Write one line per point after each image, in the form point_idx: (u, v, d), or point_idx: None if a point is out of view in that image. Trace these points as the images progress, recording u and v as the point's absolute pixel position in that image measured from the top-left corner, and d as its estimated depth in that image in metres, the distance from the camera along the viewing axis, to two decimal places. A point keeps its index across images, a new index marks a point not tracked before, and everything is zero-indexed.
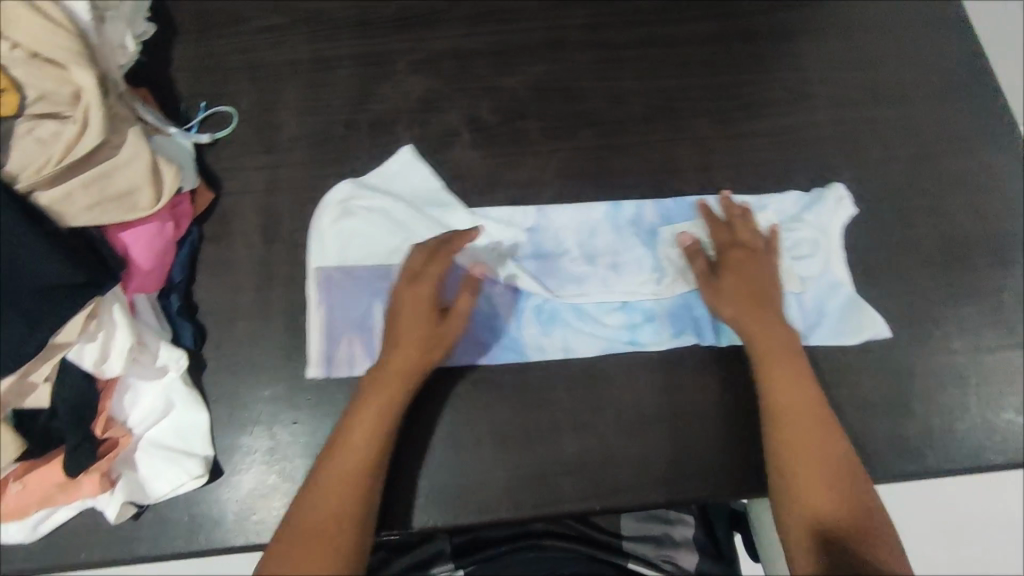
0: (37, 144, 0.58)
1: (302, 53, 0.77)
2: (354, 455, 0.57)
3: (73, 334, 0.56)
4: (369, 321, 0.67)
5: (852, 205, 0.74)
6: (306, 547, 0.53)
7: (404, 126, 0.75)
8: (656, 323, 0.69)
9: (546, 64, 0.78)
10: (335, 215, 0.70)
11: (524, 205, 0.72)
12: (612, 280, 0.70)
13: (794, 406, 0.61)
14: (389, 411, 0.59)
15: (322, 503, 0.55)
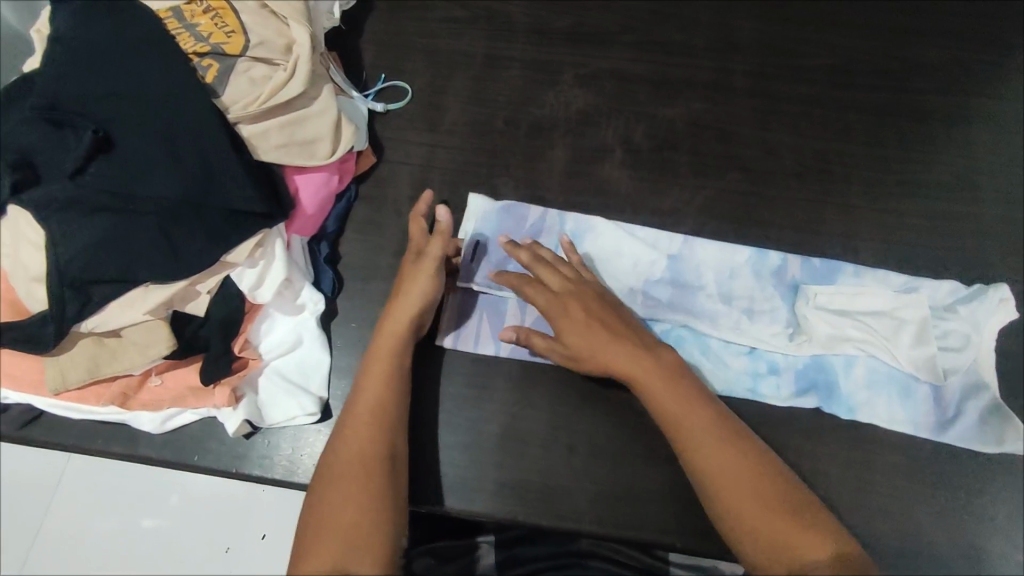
0: (249, 82, 0.65)
1: (479, 48, 0.82)
2: (373, 395, 0.59)
3: (241, 257, 0.61)
4: (501, 307, 0.69)
5: (1015, 309, 0.69)
6: (350, 479, 0.54)
7: (560, 133, 0.77)
8: (780, 378, 0.68)
9: (706, 102, 0.79)
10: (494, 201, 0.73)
11: (670, 231, 0.73)
12: (744, 324, 0.69)
13: (696, 418, 0.56)
14: (387, 354, 0.61)
15: (353, 439, 0.56)
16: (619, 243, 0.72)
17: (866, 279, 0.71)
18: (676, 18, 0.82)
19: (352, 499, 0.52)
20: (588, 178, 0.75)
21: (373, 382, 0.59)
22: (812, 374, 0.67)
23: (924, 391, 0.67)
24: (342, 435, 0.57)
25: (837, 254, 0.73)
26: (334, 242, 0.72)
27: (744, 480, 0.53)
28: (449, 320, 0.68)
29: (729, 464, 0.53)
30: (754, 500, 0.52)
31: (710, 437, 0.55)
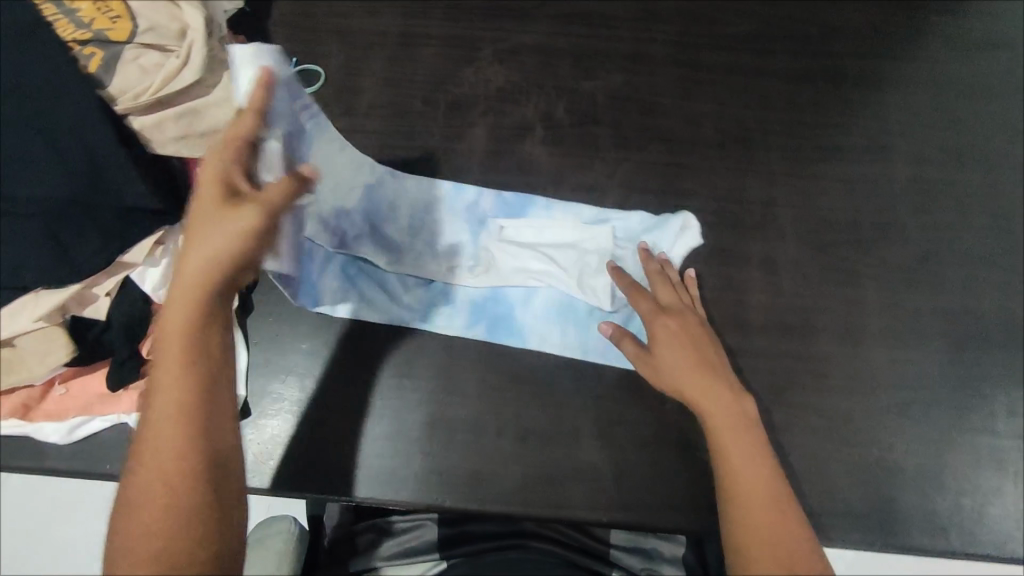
0: (140, 71, 0.61)
1: (393, 26, 0.79)
2: (168, 367, 0.48)
3: (139, 257, 0.58)
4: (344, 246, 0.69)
5: (697, 235, 0.71)
6: (162, 493, 0.45)
7: (479, 112, 0.76)
8: (455, 310, 0.68)
9: (627, 74, 0.78)
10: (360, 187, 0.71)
11: (410, 180, 0.72)
12: (432, 262, 0.70)
13: (740, 421, 0.57)
14: (180, 317, 0.49)
15: (163, 441, 0.47)
16: (404, 205, 0.72)
17: (785, 246, 0.72)
18: None
19: (168, 504, 0.45)
20: (508, 156, 0.74)
21: (183, 351, 0.48)
22: (487, 308, 0.69)
23: (596, 321, 0.68)
24: (164, 416, 0.47)
25: (758, 221, 0.73)
26: None
27: (758, 481, 0.54)
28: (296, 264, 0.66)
29: (752, 463, 0.55)
30: (761, 499, 0.53)
31: (741, 435, 0.56)
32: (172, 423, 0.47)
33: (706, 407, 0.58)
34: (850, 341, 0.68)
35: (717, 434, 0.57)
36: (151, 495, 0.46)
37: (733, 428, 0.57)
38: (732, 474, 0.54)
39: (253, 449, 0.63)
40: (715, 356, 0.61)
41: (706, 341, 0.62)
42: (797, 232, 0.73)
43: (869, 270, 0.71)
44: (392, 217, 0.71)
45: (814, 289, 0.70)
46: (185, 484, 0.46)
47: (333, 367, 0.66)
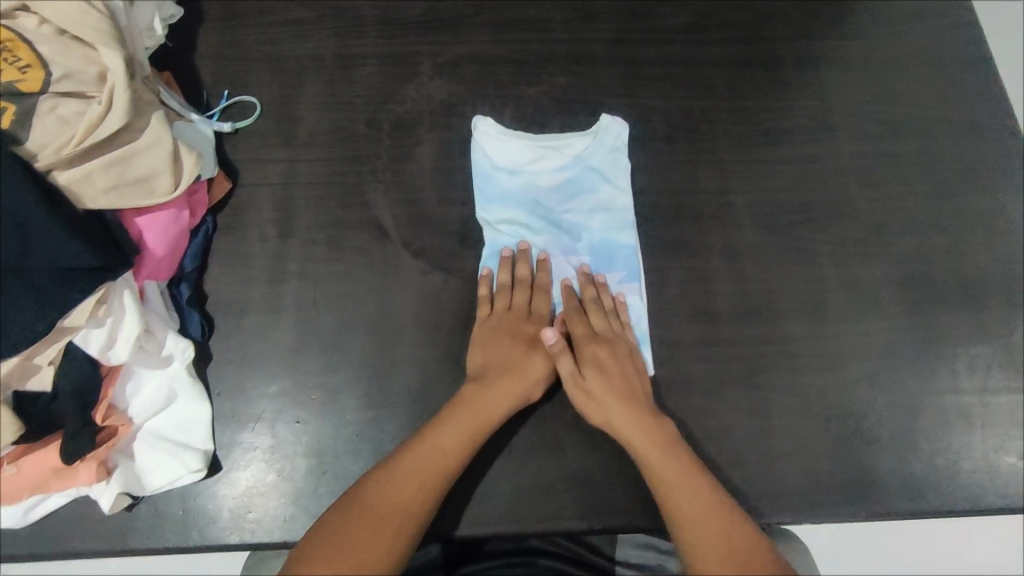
0: (59, 122, 0.58)
1: (328, 49, 0.78)
2: (460, 428, 0.58)
3: (80, 319, 0.55)
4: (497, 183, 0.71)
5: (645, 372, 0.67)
6: (378, 533, 0.51)
7: (425, 128, 0.74)
8: (496, 210, 0.70)
9: (570, 77, 0.78)
10: (312, 220, 0.69)
11: (600, 146, 0.73)
12: (536, 188, 0.72)
13: (636, 452, 0.59)
14: (472, 422, 0.59)
15: (401, 492, 0.54)
16: (572, 157, 0.73)
17: (741, 230, 0.73)
18: None
19: (384, 538, 0.51)
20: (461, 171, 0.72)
21: (487, 410, 0.60)
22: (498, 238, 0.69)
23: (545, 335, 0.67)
24: (383, 468, 0.56)
25: (712, 210, 0.74)
26: (197, 281, 0.66)
27: (720, 551, 0.52)
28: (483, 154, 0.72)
29: (716, 540, 0.53)
30: (738, 572, 0.51)
31: (688, 493, 0.55)
32: (415, 488, 0.54)
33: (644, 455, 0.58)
34: (814, 314, 0.70)
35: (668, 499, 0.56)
36: (373, 529, 0.51)
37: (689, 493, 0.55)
38: (672, 512, 0.55)
39: (231, 509, 0.60)
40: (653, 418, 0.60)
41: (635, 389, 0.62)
42: (752, 214, 0.74)
43: (823, 245, 0.73)
44: (568, 150, 0.73)
45: (775, 272, 0.71)
46: (400, 509, 0.53)
47: (303, 408, 0.63)
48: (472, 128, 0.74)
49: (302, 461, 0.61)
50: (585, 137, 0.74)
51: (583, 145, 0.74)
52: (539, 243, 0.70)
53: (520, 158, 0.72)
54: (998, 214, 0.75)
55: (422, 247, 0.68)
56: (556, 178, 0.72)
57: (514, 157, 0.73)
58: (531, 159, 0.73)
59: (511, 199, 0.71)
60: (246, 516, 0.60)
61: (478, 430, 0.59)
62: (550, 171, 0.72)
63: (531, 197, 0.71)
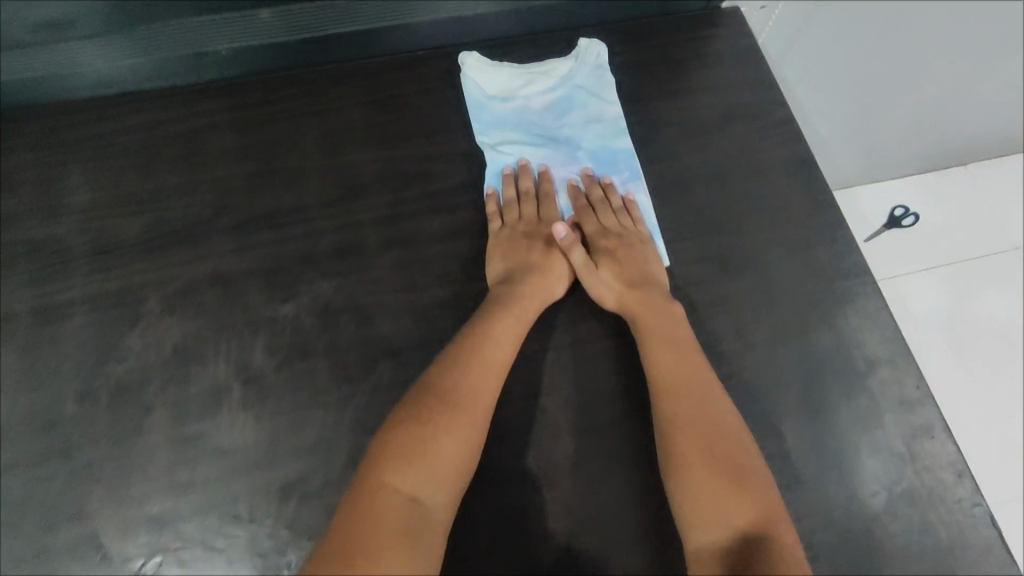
0: None
1: (26, 303, 0.64)
2: (503, 329, 0.59)
3: None
4: (493, 111, 0.73)
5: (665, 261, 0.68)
6: (450, 435, 0.53)
7: (154, 389, 0.60)
8: (493, 136, 0.72)
9: (336, 279, 0.65)
10: (12, 549, 0.55)
11: (584, 69, 0.75)
12: (528, 112, 0.73)
13: (641, 331, 0.61)
14: (520, 323, 0.60)
15: (465, 390, 0.55)
16: (561, 79, 0.75)
17: (557, 440, 0.61)
18: (269, 183, 0.70)
19: (459, 441, 0.53)
20: (205, 437, 0.59)
21: (529, 310, 0.62)
22: (498, 157, 0.71)
23: None
24: (443, 365, 0.57)
25: (519, 424, 0.62)
26: None
27: (697, 425, 0.54)
28: (470, 83, 0.74)
29: (702, 421, 0.55)
30: (717, 457, 0.53)
31: (689, 379, 0.57)
32: (479, 391, 0.56)
33: (646, 329, 0.61)
34: (653, 532, 0.59)
35: (664, 384, 0.58)
36: (439, 428, 0.53)
37: (694, 386, 0.57)
38: (668, 397, 0.57)
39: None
40: (663, 300, 0.62)
41: (641, 277, 0.64)
42: (568, 415, 0.62)
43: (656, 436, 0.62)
44: (557, 71, 0.75)
45: (601, 486, 0.60)
46: (463, 411, 0.54)
47: None
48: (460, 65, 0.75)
49: None
50: (568, 59, 0.75)
51: (567, 67, 0.75)
52: (539, 158, 0.71)
53: (511, 84, 0.74)
54: (846, 351, 0.66)
55: (159, 559, 0.55)
56: (545, 100, 0.74)
57: (506, 83, 0.74)
58: (520, 82, 0.74)
59: (506, 122, 0.72)
60: None
61: (519, 333, 0.60)
62: (540, 95, 0.74)
63: (524, 120, 0.73)
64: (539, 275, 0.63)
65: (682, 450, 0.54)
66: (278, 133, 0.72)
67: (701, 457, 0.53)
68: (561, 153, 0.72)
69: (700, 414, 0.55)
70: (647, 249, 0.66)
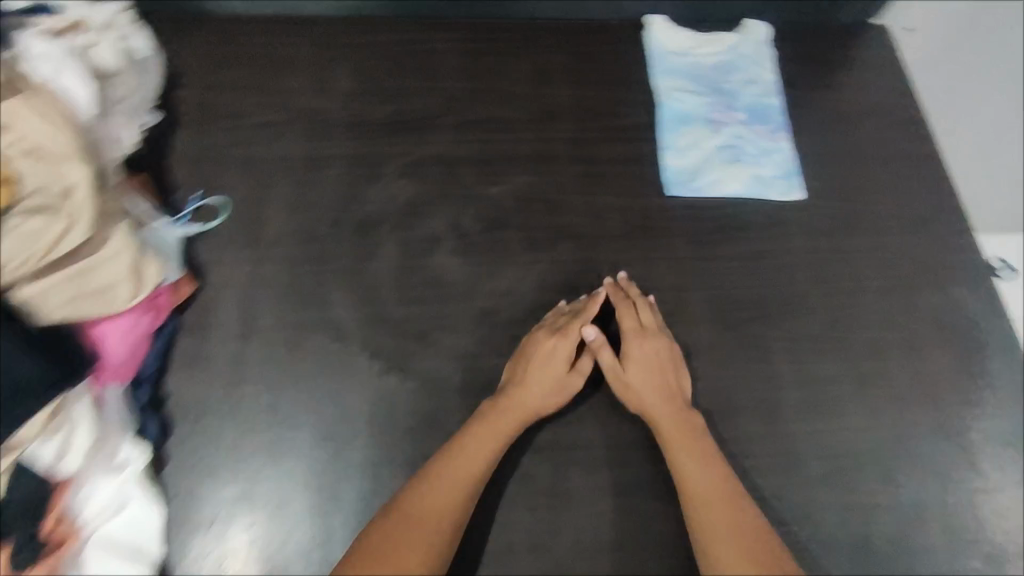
0: (23, 238, 0.57)
1: (297, 151, 0.81)
2: (479, 447, 0.63)
3: (32, 434, 0.56)
4: (668, 62, 0.90)
5: (800, 191, 0.82)
6: (421, 529, 0.58)
7: (388, 228, 0.77)
8: (665, 80, 0.89)
9: (533, 176, 0.82)
10: (275, 321, 0.71)
11: (747, 42, 0.91)
12: (696, 68, 0.90)
13: (670, 442, 0.66)
14: (502, 433, 0.65)
15: (439, 492, 0.60)
16: (727, 47, 0.91)
17: (696, 328, 0.74)
18: (486, 100, 0.86)
19: (432, 536, 0.58)
20: (425, 269, 0.75)
21: (519, 417, 0.65)
22: (669, 95, 0.88)
23: (703, 166, 0.83)
24: (425, 472, 0.62)
25: (665, 310, 0.75)
26: (157, 383, 0.68)
27: (728, 530, 0.60)
28: (653, 39, 0.91)
29: (723, 528, 0.60)
30: (747, 553, 0.58)
31: (711, 483, 0.63)
32: (452, 488, 0.61)
33: (677, 446, 0.65)
34: (768, 412, 0.71)
35: (690, 486, 0.63)
36: (410, 530, 0.58)
37: (716, 491, 0.62)
38: (696, 499, 0.62)
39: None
40: (689, 415, 0.67)
41: (666, 385, 0.68)
42: (707, 312, 0.75)
43: (777, 342, 0.74)
44: (724, 41, 0.92)
45: (727, 373, 0.73)
46: (439, 502, 0.60)
47: (259, 512, 0.64)
48: (644, 25, 0.93)
49: (259, 566, 0.63)
50: (735, 33, 0.92)
51: (733, 38, 0.92)
52: (702, 102, 0.88)
53: (684, 45, 0.91)
54: (949, 309, 0.77)
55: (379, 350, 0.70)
56: (711, 61, 0.91)
57: (681, 43, 0.91)
58: (691, 45, 0.91)
59: (678, 72, 0.90)
60: None
61: (497, 442, 0.64)
62: (707, 57, 0.91)
63: (694, 73, 0.90)
64: (532, 387, 0.67)
65: (713, 551, 0.59)
66: (497, 62, 0.89)
67: (735, 544, 0.59)
68: (721, 102, 0.88)
69: (726, 507, 0.61)
70: (676, 353, 0.70)
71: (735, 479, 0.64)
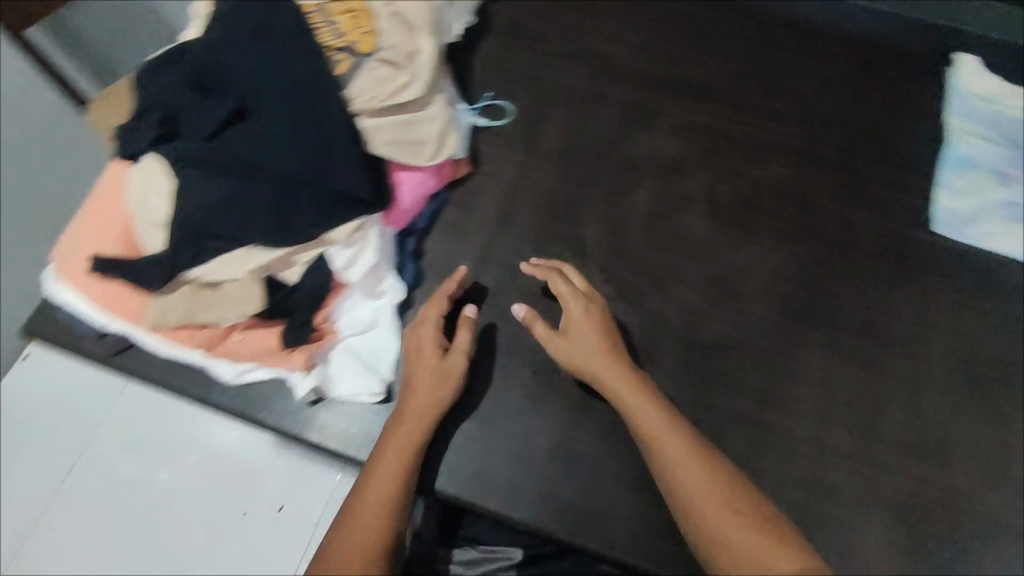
0: (377, 80, 0.71)
1: (582, 83, 0.86)
2: (393, 459, 0.59)
3: (340, 236, 0.66)
4: (970, 102, 0.84)
5: None
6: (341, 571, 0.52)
7: (647, 175, 0.81)
8: (961, 120, 0.83)
9: (796, 170, 0.81)
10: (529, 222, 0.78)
11: None
12: (999, 116, 0.84)
13: (639, 419, 0.60)
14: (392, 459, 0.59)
15: (349, 528, 0.55)
16: None
17: (927, 367, 0.72)
18: (770, 87, 0.86)
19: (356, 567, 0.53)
20: (672, 222, 0.78)
21: (399, 437, 0.61)
22: (962, 137, 0.82)
23: (980, 217, 0.78)
24: (347, 507, 0.57)
25: (899, 339, 0.73)
26: (420, 240, 0.76)
27: (724, 501, 0.54)
28: (959, 75, 0.86)
29: (722, 496, 0.55)
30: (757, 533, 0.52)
31: (679, 448, 0.57)
32: (366, 520, 0.55)
33: (628, 403, 0.61)
34: (985, 476, 0.67)
35: (658, 450, 0.58)
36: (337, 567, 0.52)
37: (682, 449, 0.57)
38: (666, 461, 0.57)
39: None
40: (622, 370, 0.62)
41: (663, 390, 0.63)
42: (943, 355, 0.72)
43: (1012, 411, 0.70)
44: None
45: (949, 421, 0.69)
46: (353, 533, 0.55)
47: (472, 376, 0.70)
48: (951, 59, 0.87)
49: (463, 420, 0.68)
50: None
51: None
52: (997, 153, 0.82)
53: (993, 90, 0.85)
54: None
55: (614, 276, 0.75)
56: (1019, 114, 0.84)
57: (991, 86, 0.85)
58: (1002, 92, 0.85)
59: (977, 116, 0.84)
60: None
61: (401, 466, 0.59)
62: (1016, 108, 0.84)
63: (996, 121, 0.83)
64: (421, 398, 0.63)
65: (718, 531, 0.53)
66: (790, 53, 0.88)
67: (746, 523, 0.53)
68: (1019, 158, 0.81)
69: (727, 489, 0.55)
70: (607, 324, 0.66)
71: (693, 431, 0.59)
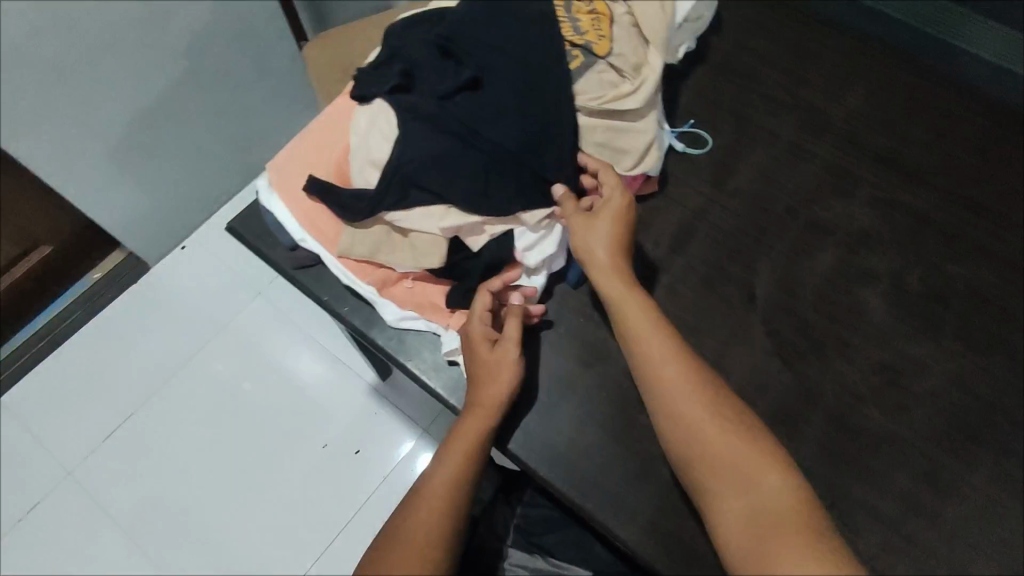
0: (601, 82, 0.73)
1: (786, 133, 0.85)
2: (462, 448, 0.62)
3: (531, 219, 0.69)
4: None
5: None
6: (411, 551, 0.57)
7: (834, 241, 0.78)
8: None
9: (1002, 277, 0.75)
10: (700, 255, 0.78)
11: None
12: None
13: (667, 402, 0.59)
14: (466, 446, 0.62)
15: (421, 511, 0.59)
16: None
17: None
18: (991, 183, 0.80)
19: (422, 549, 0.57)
20: (851, 295, 0.75)
21: (468, 422, 0.64)
22: None
23: None
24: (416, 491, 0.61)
25: None
26: None
27: (746, 498, 0.54)
28: None
29: (755, 502, 0.53)
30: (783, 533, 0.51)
31: (702, 424, 0.57)
32: (436, 506, 0.59)
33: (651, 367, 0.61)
34: None
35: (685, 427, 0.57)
36: (405, 546, 0.57)
37: (711, 427, 0.57)
38: (690, 442, 0.57)
39: (520, 433, 0.69)
40: (656, 337, 0.62)
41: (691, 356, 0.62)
42: None
43: None
44: None
45: None
46: (421, 514, 0.59)
47: (612, 386, 0.71)
48: None
49: (596, 425, 0.69)
50: None
51: None
52: None
53: None
54: None
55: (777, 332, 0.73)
56: None
57: None
58: None
59: None
60: (531, 432, 0.69)
61: (469, 454, 0.62)
62: None
63: None
64: (490, 386, 0.65)
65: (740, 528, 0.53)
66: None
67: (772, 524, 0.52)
68: None
69: (751, 471, 0.55)
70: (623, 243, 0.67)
71: (720, 401, 0.59)
